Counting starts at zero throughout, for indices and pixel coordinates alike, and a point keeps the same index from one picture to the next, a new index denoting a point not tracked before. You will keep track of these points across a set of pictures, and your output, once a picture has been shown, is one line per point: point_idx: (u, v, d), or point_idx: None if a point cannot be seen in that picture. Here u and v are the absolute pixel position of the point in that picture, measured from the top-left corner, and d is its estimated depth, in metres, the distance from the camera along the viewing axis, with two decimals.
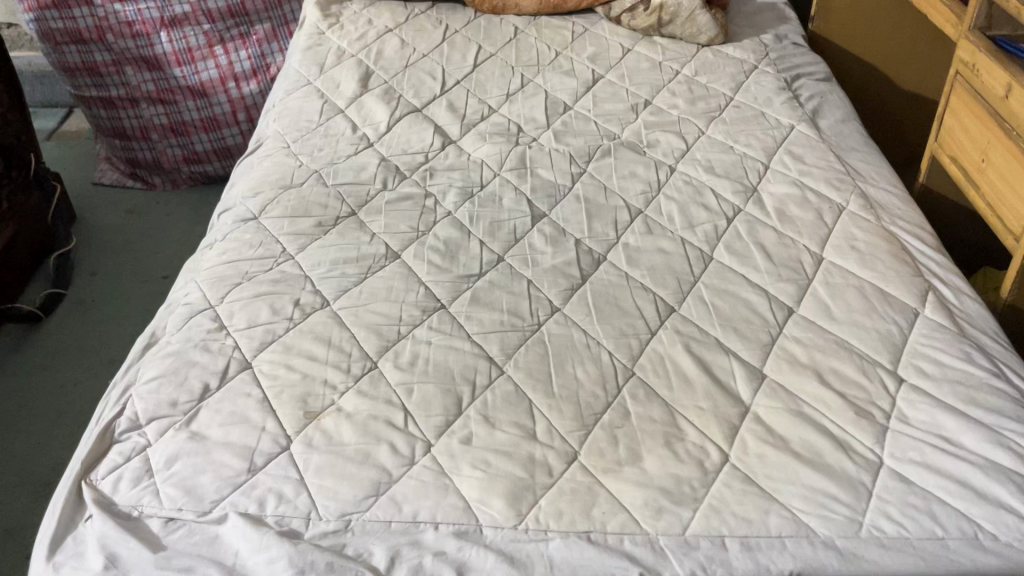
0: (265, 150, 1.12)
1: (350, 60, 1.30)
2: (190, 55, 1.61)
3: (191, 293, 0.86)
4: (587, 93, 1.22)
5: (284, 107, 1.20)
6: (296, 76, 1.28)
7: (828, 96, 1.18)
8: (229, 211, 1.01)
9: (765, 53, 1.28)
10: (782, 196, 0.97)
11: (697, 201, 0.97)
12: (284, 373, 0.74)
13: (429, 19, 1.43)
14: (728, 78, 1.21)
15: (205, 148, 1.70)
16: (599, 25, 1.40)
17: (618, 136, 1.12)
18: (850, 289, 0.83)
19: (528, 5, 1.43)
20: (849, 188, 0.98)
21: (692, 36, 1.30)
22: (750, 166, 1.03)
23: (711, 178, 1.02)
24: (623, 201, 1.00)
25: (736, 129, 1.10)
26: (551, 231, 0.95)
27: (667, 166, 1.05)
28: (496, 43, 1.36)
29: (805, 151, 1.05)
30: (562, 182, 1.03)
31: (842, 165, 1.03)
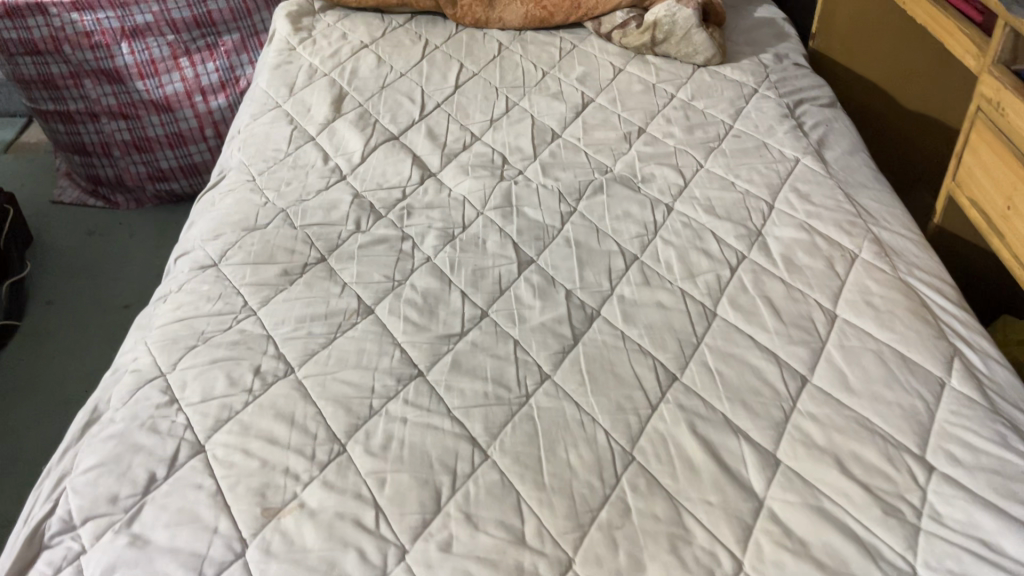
0: (228, 183, 1.03)
1: (323, 80, 1.22)
2: (153, 68, 1.51)
3: (140, 358, 0.77)
4: (576, 119, 1.14)
5: (250, 133, 1.11)
6: (264, 97, 1.19)
7: (834, 125, 1.10)
8: (187, 257, 0.92)
9: (764, 75, 1.20)
10: (789, 241, 0.90)
11: (697, 247, 0.90)
12: (241, 460, 0.66)
13: (407, 33, 1.35)
14: (727, 104, 1.14)
15: (170, 165, 1.60)
16: (588, 42, 1.32)
17: (611, 170, 1.04)
18: (867, 354, 0.75)
19: (513, 19, 1.35)
20: (861, 233, 0.90)
21: (687, 55, 1.22)
22: (753, 206, 0.95)
23: (711, 219, 0.94)
24: (617, 245, 0.92)
25: (737, 162, 1.03)
26: (539, 281, 0.87)
27: (664, 204, 0.97)
28: (479, 61, 1.28)
29: (811, 189, 0.98)
30: (551, 223, 0.95)
31: (852, 205, 0.95)
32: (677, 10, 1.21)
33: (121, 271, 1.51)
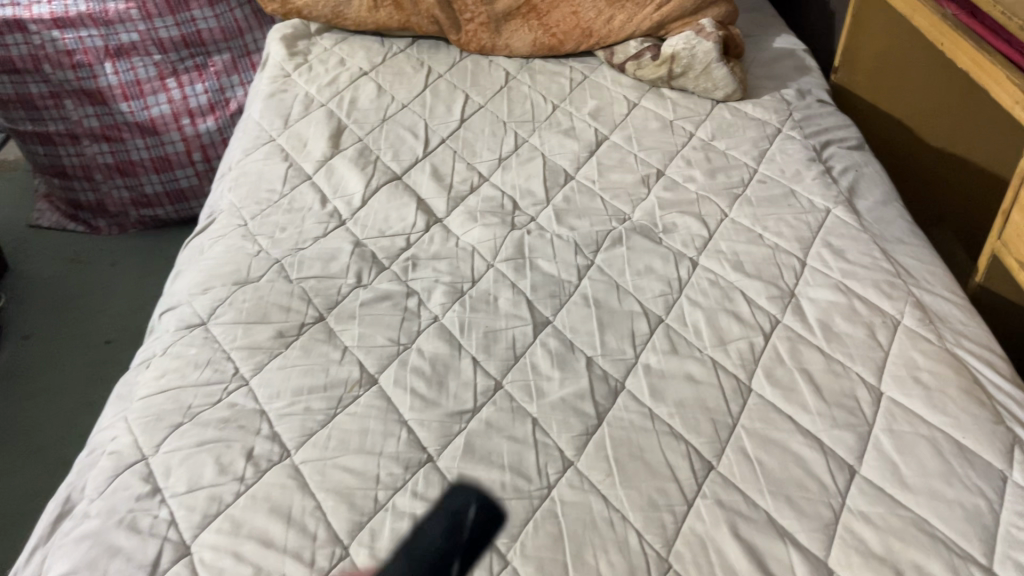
0: (218, 228, 0.96)
1: (319, 112, 1.15)
2: (138, 88, 1.43)
3: (119, 438, 0.70)
4: (590, 159, 1.07)
5: (241, 170, 1.04)
6: (256, 129, 1.11)
7: (864, 169, 1.04)
8: (172, 313, 0.85)
9: (787, 113, 1.14)
10: (825, 305, 0.84)
11: (726, 309, 0.84)
12: (232, 567, 0.59)
13: (408, 60, 1.28)
14: (750, 145, 1.07)
15: (155, 191, 1.52)
16: (599, 73, 1.25)
17: (629, 217, 0.97)
18: (920, 441, 0.69)
19: (521, 47, 1.28)
20: (902, 295, 0.84)
21: (706, 90, 1.16)
22: (784, 263, 0.89)
23: (741, 277, 0.87)
24: (640, 305, 0.85)
25: (764, 212, 0.96)
26: (556, 347, 0.80)
27: (688, 258, 0.91)
28: (485, 92, 1.21)
29: (845, 244, 0.91)
30: (567, 279, 0.89)
31: (889, 263, 0.89)
32: (697, 43, 1.14)
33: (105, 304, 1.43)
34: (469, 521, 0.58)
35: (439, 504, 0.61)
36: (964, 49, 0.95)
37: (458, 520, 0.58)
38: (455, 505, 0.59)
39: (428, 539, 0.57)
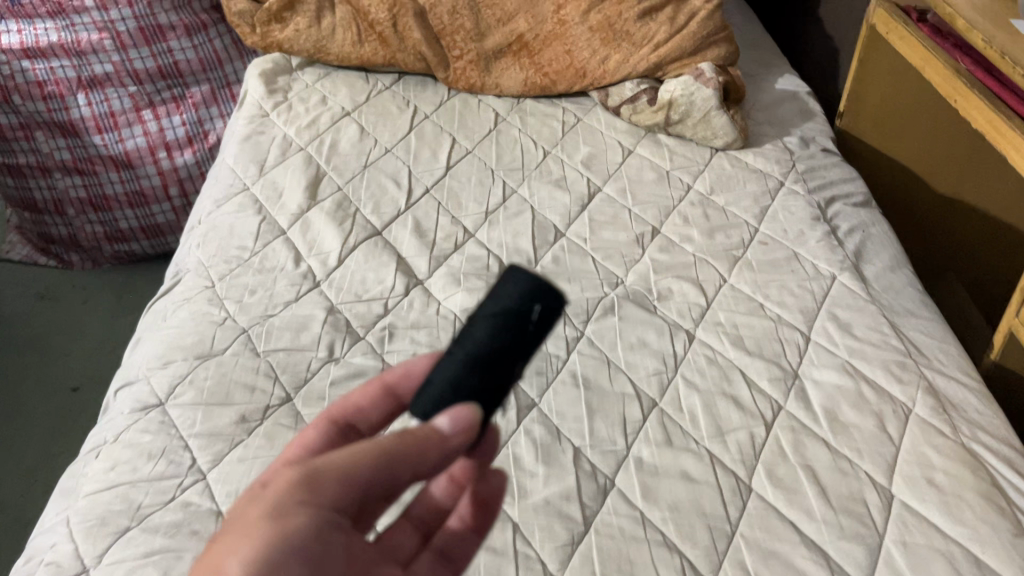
0: (183, 290, 0.90)
1: (297, 157, 1.09)
2: (112, 120, 1.37)
3: (59, 545, 0.65)
4: (581, 213, 1.01)
5: (212, 224, 0.98)
6: (229, 177, 1.06)
7: (871, 230, 0.98)
8: (128, 389, 0.80)
9: (790, 164, 1.07)
10: (831, 390, 0.78)
11: (726, 393, 0.78)
12: None
13: (393, 99, 1.22)
14: (750, 201, 1.01)
15: (130, 226, 1.46)
16: (593, 115, 1.19)
17: (622, 281, 0.92)
18: (935, 558, 0.64)
19: (511, 86, 1.22)
20: (913, 379, 0.79)
21: (705, 138, 1.09)
22: (787, 338, 0.84)
23: (741, 354, 0.82)
24: (633, 385, 0.79)
25: (765, 278, 0.91)
26: (541, 435, 0.74)
27: (684, 331, 0.85)
28: (473, 135, 1.15)
29: (852, 317, 0.86)
30: (555, 353, 0.83)
31: (900, 340, 0.83)
32: (696, 88, 1.08)
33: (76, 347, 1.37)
34: (539, 319, 0.48)
35: (502, 284, 0.50)
36: (971, 107, 0.92)
37: (521, 317, 0.48)
38: (524, 298, 0.48)
39: (494, 346, 0.48)
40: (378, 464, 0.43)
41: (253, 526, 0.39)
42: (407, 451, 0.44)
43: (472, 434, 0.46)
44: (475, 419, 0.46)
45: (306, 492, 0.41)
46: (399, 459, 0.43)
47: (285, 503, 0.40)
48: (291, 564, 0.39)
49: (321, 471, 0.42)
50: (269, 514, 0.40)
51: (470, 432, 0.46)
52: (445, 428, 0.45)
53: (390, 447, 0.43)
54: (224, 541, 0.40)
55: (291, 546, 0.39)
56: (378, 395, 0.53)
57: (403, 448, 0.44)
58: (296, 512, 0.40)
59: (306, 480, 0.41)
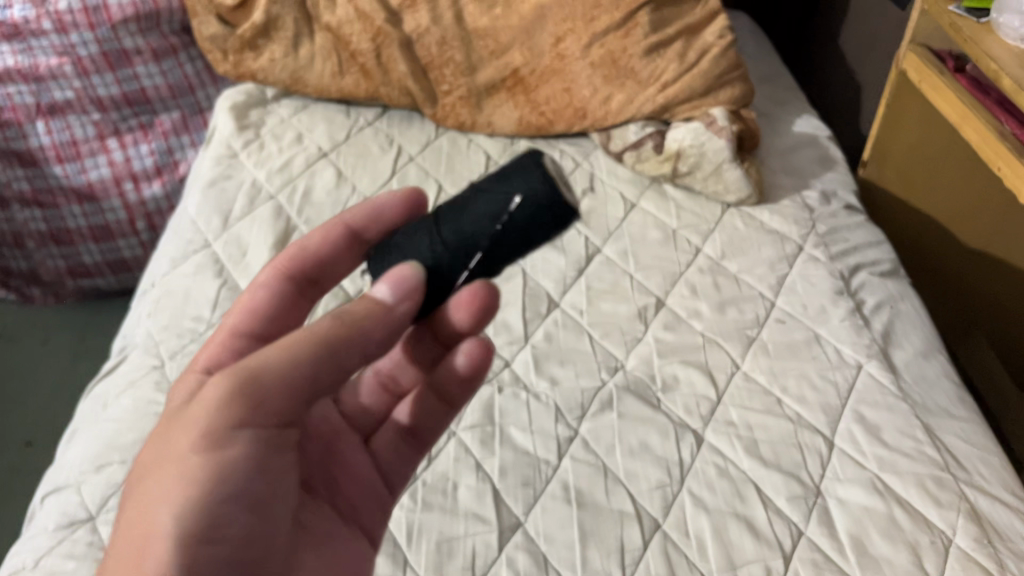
0: (129, 370, 0.81)
1: (266, 207, 0.98)
2: (74, 150, 1.26)
3: None
4: (578, 279, 0.91)
5: (166, 287, 0.89)
6: (190, 231, 0.96)
7: (900, 306, 0.88)
8: (57, 497, 0.70)
9: (810, 225, 0.97)
10: (859, 511, 0.69)
11: (738, 513, 0.69)
12: None
13: (376, 136, 1.11)
14: (766, 269, 0.91)
15: (94, 260, 1.37)
16: (593, 159, 1.09)
17: (622, 366, 0.81)
18: None
19: (504, 124, 1.12)
20: (953, 500, 0.69)
21: (716, 193, 0.99)
22: (808, 444, 0.74)
23: (755, 464, 0.72)
24: (632, 502, 0.70)
25: (783, 366, 0.81)
26: (525, 568, 0.65)
27: (692, 431, 0.75)
28: (461, 182, 1.05)
29: (881, 417, 0.76)
30: (544, 458, 0.73)
31: (936, 448, 0.74)
32: (707, 138, 0.99)
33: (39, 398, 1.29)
34: (522, 210, 0.53)
35: (499, 171, 0.57)
36: (993, 152, 0.84)
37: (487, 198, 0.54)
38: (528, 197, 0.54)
39: (475, 217, 0.53)
40: (306, 360, 0.44)
41: (187, 451, 0.43)
42: (338, 339, 0.45)
43: (415, 296, 0.49)
44: (416, 283, 0.49)
45: (240, 415, 0.43)
46: (332, 348, 0.45)
47: (220, 432, 0.43)
48: (226, 499, 0.43)
49: (255, 383, 0.43)
50: (202, 442, 0.43)
51: (414, 291, 0.49)
52: (383, 296, 0.49)
53: (327, 340, 0.45)
54: (162, 473, 0.43)
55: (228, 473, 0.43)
56: (342, 238, 0.59)
57: (341, 333, 0.45)
58: (231, 443, 0.43)
59: (237, 399, 0.43)
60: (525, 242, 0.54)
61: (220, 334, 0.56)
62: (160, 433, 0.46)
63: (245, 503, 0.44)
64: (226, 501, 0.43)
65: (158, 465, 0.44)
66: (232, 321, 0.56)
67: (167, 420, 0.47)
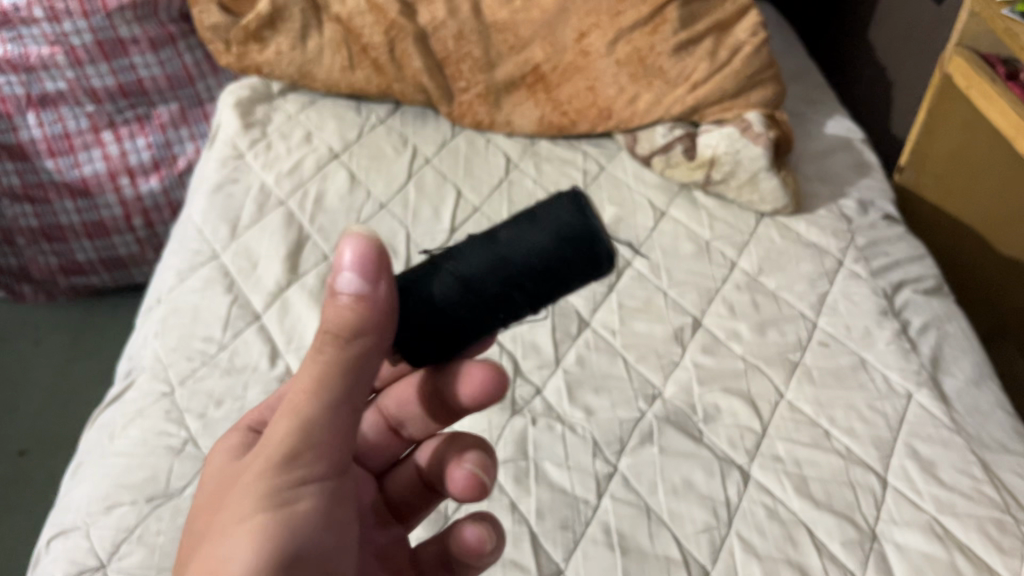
0: (136, 397, 0.76)
1: (276, 213, 0.93)
2: (67, 143, 1.20)
3: None
4: (609, 296, 0.86)
5: (173, 304, 0.84)
6: (196, 241, 0.90)
7: (946, 329, 0.85)
8: (64, 541, 0.66)
9: (849, 237, 0.93)
10: (918, 559, 0.65)
11: (791, 561, 0.65)
12: None
13: (389, 136, 1.06)
14: (807, 286, 0.87)
15: (88, 258, 1.31)
16: (618, 162, 1.04)
17: (660, 393, 0.77)
18: None
19: (525, 124, 1.06)
20: (1015, 546, 0.66)
21: (750, 202, 0.95)
22: (861, 482, 0.70)
23: (807, 506, 0.68)
24: (678, 546, 0.66)
25: (829, 395, 0.77)
26: None
27: (738, 468, 0.71)
28: (481, 187, 0.99)
29: (935, 453, 0.72)
30: (582, 497, 0.69)
31: (994, 487, 0.70)
32: (742, 145, 0.94)
33: (39, 407, 1.25)
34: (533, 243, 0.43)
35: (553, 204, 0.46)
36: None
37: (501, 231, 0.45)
38: (560, 223, 0.43)
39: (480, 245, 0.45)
40: (340, 400, 0.43)
41: (246, 506, 0.41)
42: (362, 356, 0.44)
43: (378, 272, 0.43)
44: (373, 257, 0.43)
45: (294, 464, 0.42)
46: (358, 371, 0.44)
47: (279, 485, 0.41)
48: (306, 551, 0.41)
49: (300, 430, 0.42)
50: (263, 494, 0.41)
51: (377, 265, 0.43)
52: (352, 283, 0.43)
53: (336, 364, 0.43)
54: (220, 535, 0.40)
55: (292, 522, 0.41)
56: None
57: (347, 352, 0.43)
58: (296, 498, 0.42)
59: (288, 451, 0.42)
60: (541, 280, 0.44)
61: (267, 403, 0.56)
62: (205, 518, 0.44)
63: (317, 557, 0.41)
64: (308, 551, 0.41)
65: (213, 531, 0.41)
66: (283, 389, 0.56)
67: (208, 504, 0.45)
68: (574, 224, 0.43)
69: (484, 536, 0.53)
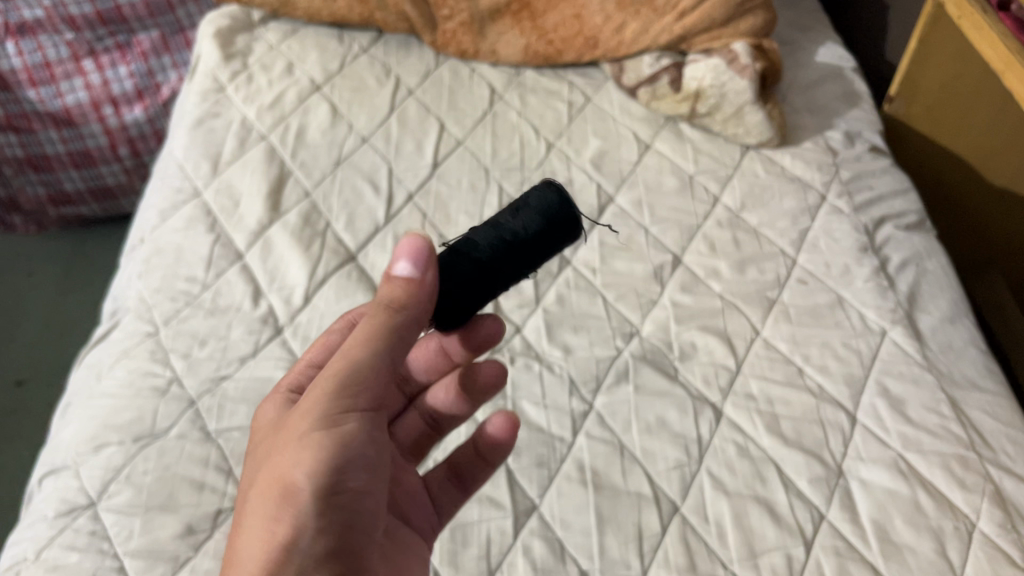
0: (121, 337, 0.78)
1: (257, 150, 0.92)
2: (48, 72, 1.18)
3: None
4: (591, 234, 0.86)
5: (157, 244, 0.84)
6: (178, 178, 0.90)
7: (925, 265, 0.85)
8: (56, 480, 0.68)
9: (833, 171, 0.92)
10: (882, 496, 0.67)
11: (759, 497, 0.67)
12: None
13: (372, 66, 1.03)
14: (788, 222, 0.87)
15: (77, 188, 1.32)
16: (604, 93, 1.02)
17: (638, 332, 0.78)
18: None
19: (510, 54, 1.04)
20: (977, 482, 0.68)
21: (735, 135, 0.94)
22: (831, 420, 0.71)
23: (776, 444, 0.70)
24: (650, 483, 0.68)
25: (805, 334, 0.78)
26: (543, 556, 0.63)
27: (711, 406, 0.73)
28: (465, 120, 0.98)
29: (906, 391, 0.73)
30: (558, 436, 0.70)
31: (961, 424, 0.72)
32: (728, 78, 0.93)
33: (33, 340, 1.26)
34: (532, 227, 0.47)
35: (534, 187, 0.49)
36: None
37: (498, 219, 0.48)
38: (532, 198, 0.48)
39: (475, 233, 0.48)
40: (389, 343, 0.46)
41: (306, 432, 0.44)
42: (405, 321, 0.46)
43: (430, 265, 0.46)
44: (430, 250, 0.47)
45: (346, 396, 0.45)
46: (402, 329, 0.46)
47: (330, 412, 0.44)
48: (355, 466, 0.44)
49: (350, 372, 0.45)
50: (317, 420, 0.44)
51: (429, 262, 0.46)
52: (405, 270, 0.46)
53: (382, 319, 0.46)
54: (284, 449, 0.44)
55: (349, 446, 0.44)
56: None
57: (395, 313, 0.46)
58: (346, 422, 0.44)
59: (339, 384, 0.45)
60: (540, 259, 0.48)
61: (295, 368, 0.58)
62: (268, 433, 0.48)
63: (365, 473, 0.45)
64: (358, 467, 0.44)
65: (278, 448, 0.45)
66: (309, 355, 0.58)
67: (273, 423, 0.49)
68: (547, 196, 0.48)
69: (508, 423, 0.60)
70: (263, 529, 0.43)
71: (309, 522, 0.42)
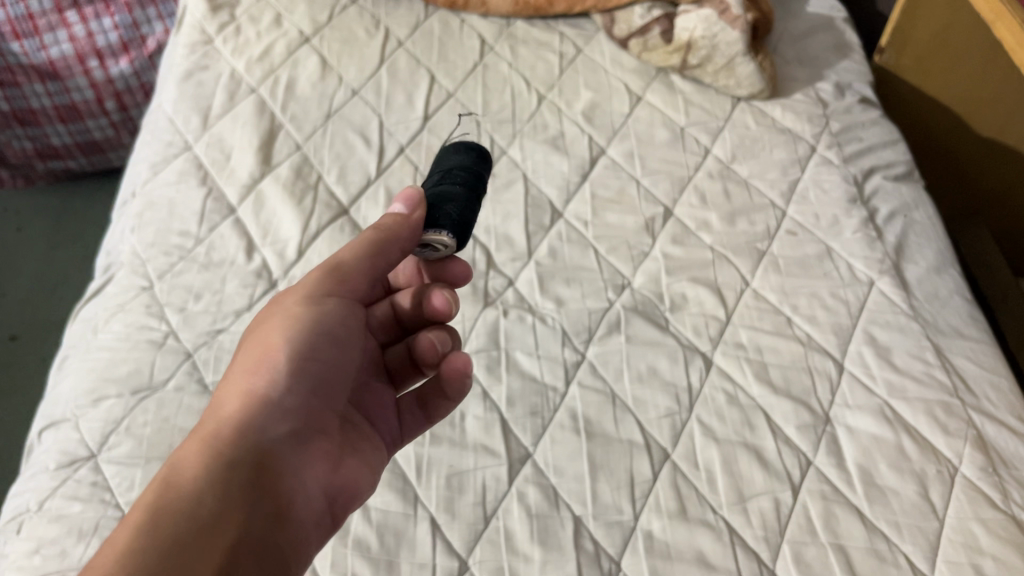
0: (116, 291, 0.78)
1: (247, 103, 0.92)
2: (31, 23, 1.16)
3: None
4: (582, 186, 0.87)
5: (149, 198, 0.84)
6: (167, 131, 0.90)
7: (913, 214, 0.86)
8: (56, 432, 0.69)
9: (823, 122, 0.93)
10: (867, 441, 0.68)
11: (748, 443, 0.68)
12: None
13: (361, 16, 1.02)
14: (778, 173, 0.88)
15: (63, 142, 1.31)
16: (595, 44, 1.02)
17: (629, 284, 0.79)
18: None
19: (501, 4, 1.03)
20: (960, 428, 0.69)
21: (727, 86, 0.94)
22: (819, 368, 0.73)
23: (765, 391, 0.71)
24: (642, 430, 0.69)
25: (794, 284, 0.79)
26: (537, 502, 0.65)
27: (701, 355, 0.74)
28: (455, 72, 0.97)
29: (892, 339, 0.75)
30: (552, 385, 0.72)
31: (946, 371, 0.73)
32: (719, 29, 0.92)
33: (25, 297, 1.26)
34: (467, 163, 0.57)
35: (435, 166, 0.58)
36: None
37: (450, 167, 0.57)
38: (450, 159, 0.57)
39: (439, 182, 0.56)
40: (373, 253, 0.54)
41: (280, 320, 0.52)
42: (389, 244, 0.54)
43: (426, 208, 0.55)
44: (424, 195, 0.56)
45: (328, 284, 0.54)
46: (384, 250, 0.54)
47: (315, 293, 0.53)
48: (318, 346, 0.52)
49: (339, 266, 0.54)
50: (300, 298, 0.53)
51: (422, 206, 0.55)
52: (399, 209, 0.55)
53: (370, 233, 0.54)
54: (270, 319, 0.53)
55: (316, 327, 0.52)
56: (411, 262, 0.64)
57: (378, 229, 0.54)
58: (324, 304, 0.53)
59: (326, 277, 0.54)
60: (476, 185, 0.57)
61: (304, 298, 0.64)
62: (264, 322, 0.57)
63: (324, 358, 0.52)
64: (318, 347, 0.52)
65: (267, 316, 0.53)
66: None
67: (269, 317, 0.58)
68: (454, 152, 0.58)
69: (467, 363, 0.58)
70: (236, 377, 0.50)
71: (273, 378, 0.50)
